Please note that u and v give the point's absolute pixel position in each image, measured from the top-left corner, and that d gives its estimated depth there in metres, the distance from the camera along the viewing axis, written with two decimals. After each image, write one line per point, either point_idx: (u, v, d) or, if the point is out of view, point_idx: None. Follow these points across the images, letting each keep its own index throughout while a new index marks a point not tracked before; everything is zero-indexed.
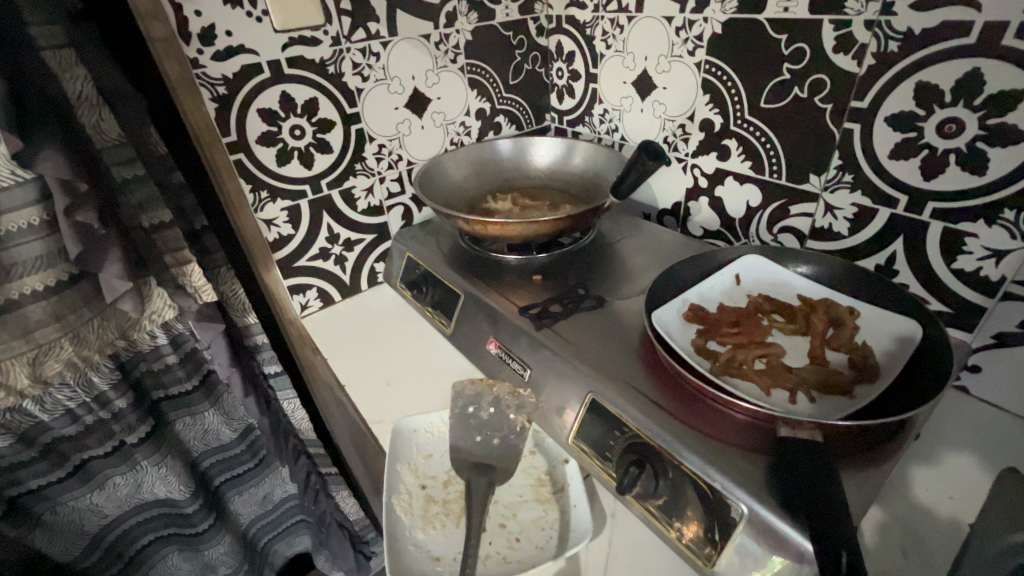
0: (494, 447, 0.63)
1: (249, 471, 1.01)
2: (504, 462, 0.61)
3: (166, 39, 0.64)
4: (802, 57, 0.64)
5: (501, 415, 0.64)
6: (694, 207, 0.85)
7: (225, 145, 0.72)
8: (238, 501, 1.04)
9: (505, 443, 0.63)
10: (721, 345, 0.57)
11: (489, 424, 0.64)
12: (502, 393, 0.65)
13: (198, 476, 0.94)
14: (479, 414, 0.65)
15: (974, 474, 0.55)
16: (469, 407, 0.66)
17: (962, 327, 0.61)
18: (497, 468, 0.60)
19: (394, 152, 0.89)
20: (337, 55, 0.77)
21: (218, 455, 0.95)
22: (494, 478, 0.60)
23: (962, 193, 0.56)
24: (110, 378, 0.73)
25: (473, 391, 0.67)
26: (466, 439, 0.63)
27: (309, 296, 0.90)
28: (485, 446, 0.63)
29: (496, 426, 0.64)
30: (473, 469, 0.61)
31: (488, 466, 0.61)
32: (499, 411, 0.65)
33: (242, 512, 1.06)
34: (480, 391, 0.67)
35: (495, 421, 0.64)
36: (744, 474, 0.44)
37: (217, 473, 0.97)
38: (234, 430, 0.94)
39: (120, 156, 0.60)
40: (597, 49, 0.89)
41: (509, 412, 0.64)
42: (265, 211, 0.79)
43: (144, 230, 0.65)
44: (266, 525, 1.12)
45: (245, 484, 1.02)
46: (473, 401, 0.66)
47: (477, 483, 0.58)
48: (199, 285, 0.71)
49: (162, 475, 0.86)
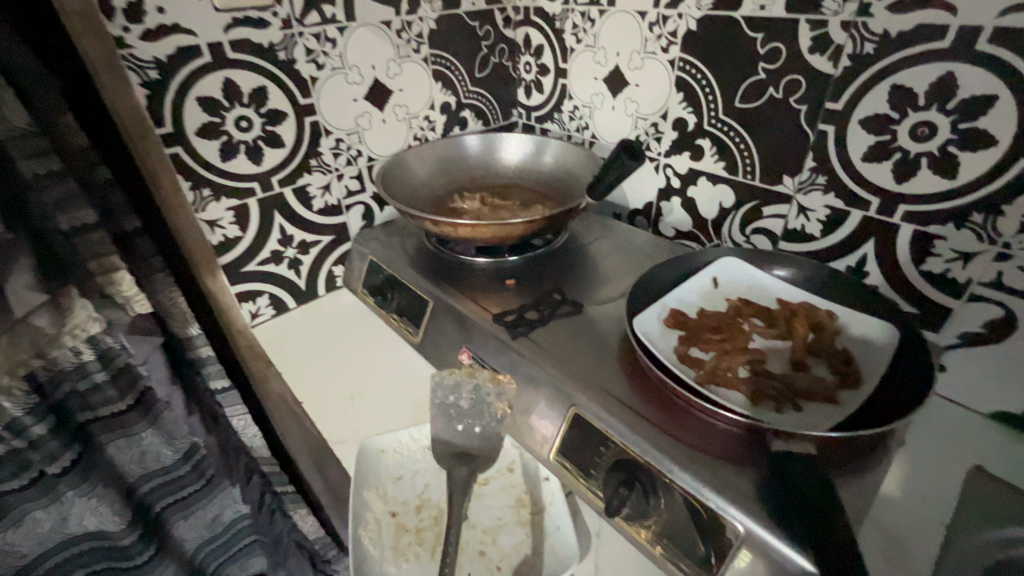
0: (476, 434, 0.59)
1: (197, 495, 0.91)
2: (483, 449, 0.59)
3: (85, 14, 0.55)
4: (777, 57, 0.63)
5: (481, 401, 0.60)
6: (666, 207, 0.84)
7: (158, 137, 0.64)
8: (183, 524, 0.94)
9: (486, 431, 0.59)
10: (703, 351, 0.55)
11: (469, 412, 0.60)
12: (483, 380, 0.60)
13: (135, 504, 0.84)
14: (459, 403, 0.61)
15: (946, 473, 0.56)
16: (449, 395, 0.62)
17: (929, 327, 0.62)
18: (478, 457, 0.59)
19: (353, 147, 0.82)
20: (288, 39, 0.70)
21: (159, 479, 0.85)
22: (475, 467, 0.58)
23: (932, 196, 0.56)
24: (26, 403, 0.63)
25: (452, 379, 0.62)
26: (447, 429, 0.60)
27: (260, 304, 0.83)
28: (468, 435, 0.60)
29: (478, 414, 0.60)
30: (455, 458, 0.59)
31: (469, 454, 0.59)
32: (478, 398, 0.60)
33: (188, 536, 0.97)
34: (458, 379, 0.62)
35: (476, 407, 0.60)
36: (737, 491, 0.42)
37: (158, 498, 0.87)
38: (177, 451, 0.83)
39: (30, 147, 0.51)
40: (568, 43, 0.86)
41: (489, 398, 0.59)
42: (207, 211, 0.72)
43: (62, 233, 0.55)
44: (215, 547, 1.03)
45: (191, 508, 0.92)
46: (452, 390, 0.62)
47: (456, 475, 0.57)
48: (130, 295, 0.63)
49: (90, 507, 0.76)
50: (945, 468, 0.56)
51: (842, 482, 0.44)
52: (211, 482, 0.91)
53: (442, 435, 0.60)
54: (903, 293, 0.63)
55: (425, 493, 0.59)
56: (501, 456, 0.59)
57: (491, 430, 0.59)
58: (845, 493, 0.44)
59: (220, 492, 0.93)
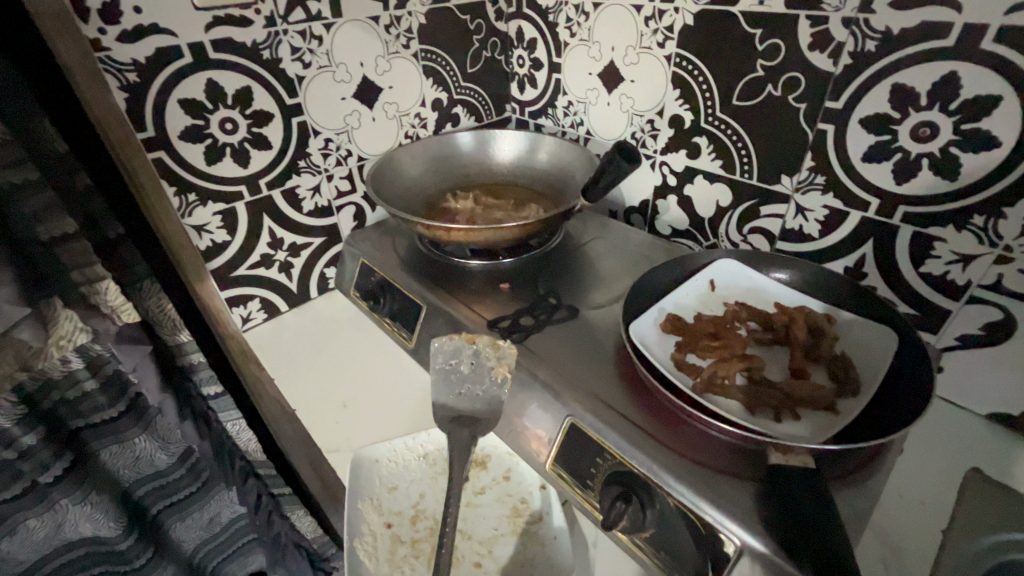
0: (479, 398, 0.60)
1: (193, 498, 0.91)
2: (488, 413, 0.59)
3: (58, 15, 0.53)
4: (776, 54, 0.61)
5: (481, 367, 0.61)
6: (662, 206, 0.82)
7: (140, 142, 0.63)
8: (180, 528, 0.94)
9: (488, 394, 0.60)
10: (700, 358, 0.54)
11: (470, 375, 0.62)
12: (483, 347, 0.61)
13: (131, 509, 0.84)
14: (459, 368, 0.63)
15: (944, 478, 0.56)
16: (451, 360, 0.63)
17: (928, 329, 0.61)
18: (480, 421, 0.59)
19: (342, 147, 0.80)
20: (273, 37, 0.68)
21: (154, 484, 0.85)
22: (477, 430, 0.59)
23: (933, 197, 0.55)
24: (14, 414, 0.62)
25: (452, 344, 0.64)
26: (448, 393, 0.62)
27: (251, 308, 0.82)
28: (470, 399, 0.61)
29: (477, 378, 0.61)
30: (456, 422, 0.60)
31: (473, 418, 0.59)
32: (478, 364, 0.61)
33: (186, 538, 0.96)
34: (459, 345, 0.63)
35: (476, 372, 0.61)
36: (735, 505, 0.42)
37: (153, 502, 0.87)
38: (171, 454, 0.83)
39: (6, 156, 0.49)
40: (561, 37, 0.84)
41: (489, 364, 0.60)
42: (194, 215, 0.71)
43: (43, 244, 0.54)
44: (213, 549, 1.03)
45: (188, 510, 0.92)
46: (454, 355, 0.64)
47: (458, 437, 0.58)
48: (117, 304, 0.61)
49: (85, 513, 0.76)
50: (942, 472, 0.56)
51: (838, 492, 0.44)
52: (207, 484, 0.91)
53: (444, 400, 0.62)
54: (901, 294, 0.62)
55: (420, 503, 0.58)
56: (496, 463, 0.59)
57: (494, 395, 0.59)
58: (842, 504, 0.43)
59: (218, 493, 0.94)
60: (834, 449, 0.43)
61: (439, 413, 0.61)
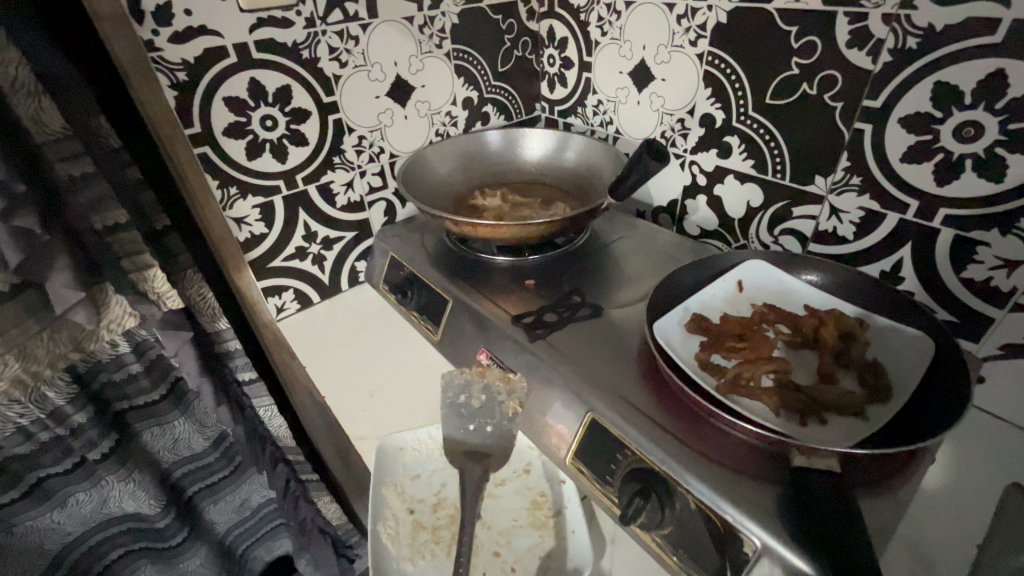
0: (488, 433, 0.61)
1: (229, 480, 0.96)
2: (497, 449, 0.60)
3: (116, 18, 0.57)
4: (812, 52, 0.60)
5: (492, 401, 0.61)
6: (691, 206, 0.82)
7: (187, 137, 0.66)
8: (214, 510, 0.98)
9: (498, 429, 0.61)
10: (725, 358, 0.54)
11: (481, 410, 0.62)
12: (493, 380, 0.61)
13: (170, 488, 0.88)
14: (470, 402, 0.63)
15: (982, 491, 0.53)
16: (460, 395, 0.64)
17: (968, 336, 0.59)
18: (492, 455, 0.60)
19: (375, 144, 0.83)
20: (312, 38, 0.70)
21: (193, 465, 0.89)
22: (488, 466, 0.59)
23: (977, 200, 0.53)
24: (67, 393, 0.66)
25: (463, 378, 0.65)
26: (460, 429, 0.61)
27: (285, 299, 0.85)
28: (480, 434, 0.61)
29: (489, 412, 0.61)
30: (469, 458, 0.60)
31: (484, 453, 0.60)
32: (489, 398, 0.61)
33: (218, 521, 1.01)
34: (470, 379, 0.63)
35: (488, 407, 0.61)
36: (755, 505, 0.41)
37: (191, 483, 0.91)
38: (206, 438, 0.87)
39: (65, 151, 0.53)
40: (592, 36, 0.84)
41: (500, 398, 0.61)
42: (235, 208, 0.74)
43: (96, 232, 0.58)
44: (244, 531, 1.07)
45: (220, 493, 0.97)
46: (463, 390, 0.64)
47: (470, 473, 0.58)
48: (163, 291, 0.65)
49: (129, 489, 0.81)
50: (979, 485, 0.54)
51: (863, 498, 0.43)
52: (242, 467, 0.96)
53: (453, 434, 0.61)
54: (940, 300, 0.60)
55: (442, 492, 0.59)
56: (517, 457, 0.60)
57: (505, 424, 0.60)
58: (867, 510, 0.43)
59: (250, 478, 0.98)
60: (861, 455, 0.42)
61: (449, 449, 0.60)
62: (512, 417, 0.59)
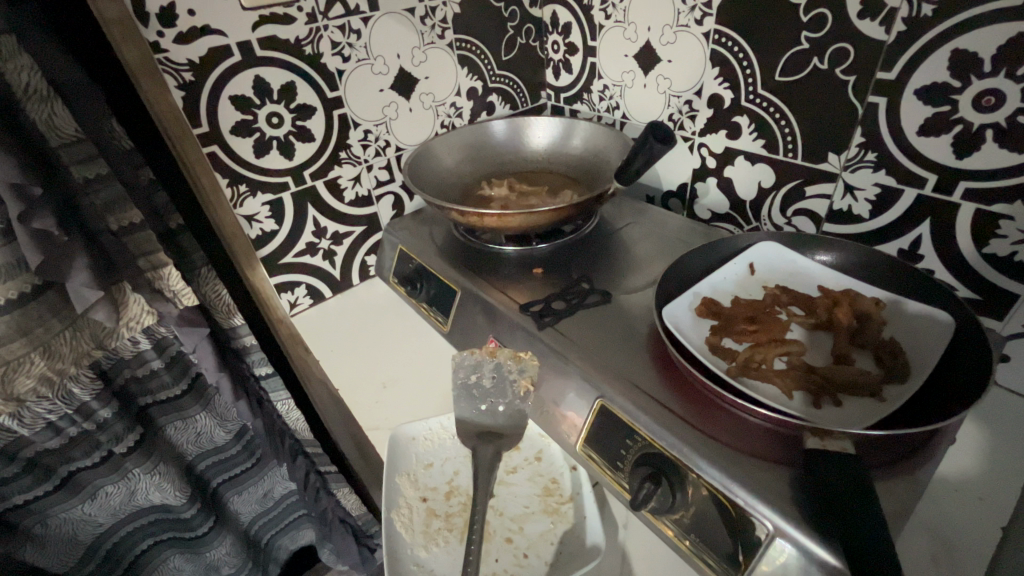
0: (500, 413, 0.61)
1: (252, 472, 0.98)
2: (510, 428, 0.60)
3: (121, 21, 0.57)
4: (822, 25, 0.58)
5: (503, 380, 0.61)
6: (701, 189, 0.80)
7: (196, 137, 0.67)
8: (238, 501, 1.01)
9: (510, 409, 0.61)
10: (736, 342, 0.53)
11: (492, 390, 0.62)
12: (503, 359, 0.61)
13: (195, 480, 0.91)
14: (481, 383, 0.63)
15: (1007, 472, 0.52)
16: (471, 376, 0.63)
17: (991, 314, 0.57)
18: (504, 435, 0.60)
19: (381, 138, 0.83)
20: (314, 33, 0.71)
21: (217, 457, 0.91)
22: (501, 446, 0.59)
23: (1000, 171, 0.51)
24: (92, 389, 0.69)
25: (474, 359, 0.64)
26: (471, 409, 0.62)
27: (298, 294, 0.85)
28: (492, 415, 0.61)
29: (500, 393, 0.61)
30: (481, 437, 0.60)
31: (496, 432, 0.60)
32: (500, 377, 0.61)
33: (243, 512, 1.03)
34: (481, 359, 0.63)
35: (499, 387, 0.61)
36: (767, 491, 0.41)
37: (215, 475, 0.94)
38: (228, 432, 0.89)
39: (79, 153, 0.54)
40: (596, 19, 0.83)
41: (511, 376, 0.60)
42: (245, 206, 0.74)
43: (113, 233, 0.59)
44: (269, 520, 1.09)
45: (244, 485, 0.99)
46: (474, 369, 0.64)
47: (483, 453, 0.58)
48: (178, 289, 0.66)
49: (155, 482, 0.83)
50: (1005, 467, 0.52)
51: (877, 479, 0.42)
52: (264, 459, 0.98)
53: (465, 414, 0.61)
54: (962, 278, 0.58)
55: (454, 480, 0.59)
56: (528, 444, 0.60)
57: (518, 404, 0.60)
58: (883, 493, 0.41)
59: (273, 469, 1.00)
60: (875, 437, 0.41)
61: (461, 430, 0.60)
62: (524, 401, 0.59)
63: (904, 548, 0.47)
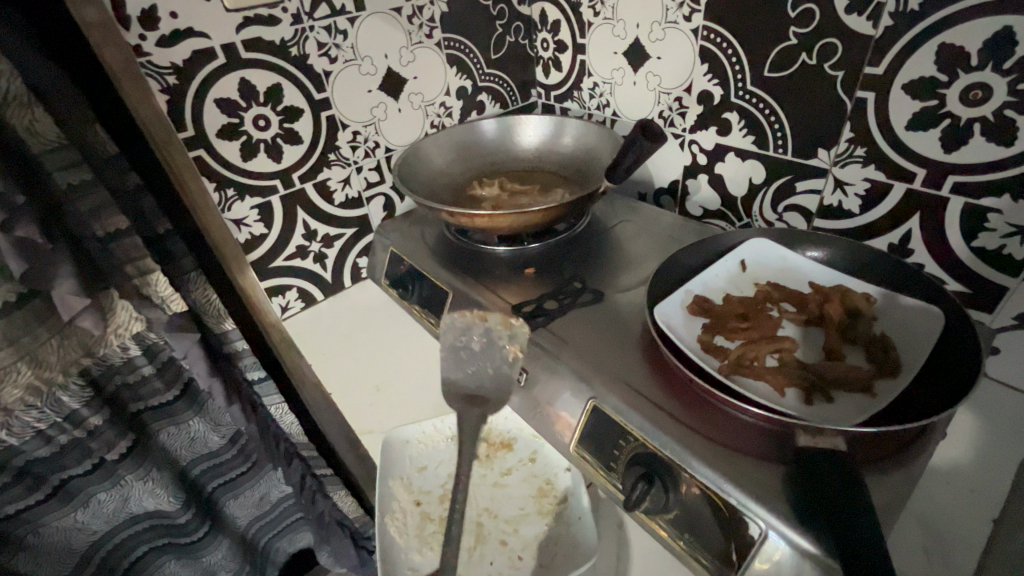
0: (487, 377, 0.62)
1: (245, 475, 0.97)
2: (495, 393, 0.61)
3: (101, 24, 0.56)
4: (810, 20, 0.58)
5: (491, 345, 0.63)
6: (692, 186, 0.80)
7: (182, 142, 0.66)
8: (233, 504, 1.00)
9: (496, 373, 0.61)
10: (728, 340, 0.53)
11: (481, 353, 0.64)
12: (493, 323, 0.63)
13: (189, 485, 0.90)
14: (471, 344, 0.66)
15: (997, 464, 0.52)
16: (460, 338, 0.67)
17: (980, 307, 0.57)
18: (489, 400, 0.60)
19: (370, 139, 0.82)
20: (300, 34, 0.70)
21: (210, 461, 0.90)
22: (485, 409, 0.60)
23: (989, 165, 0.52)
24: (82, 396, 0.68)
25: (463, 322, 0.67)
26: (459, 371, 0.65)
27: (289, 298, 0.85)
28: (479, 378, 0.63)
29: (489, 358, 0.62)
30: (466, 400, 0.62)
31: (480, 397, 0.61)
32: (489, 341, 0.63)
33: (239, 515, 1.03)
34: (470, 323, 0.66)
35: (487, 352, 0.63)
36: (760, 491, 0.41)
37: (209, 479, 0.93)
38: (222, 436, 0.88)
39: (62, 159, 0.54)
40: (585, 16, 0.82)
41: (500, 342, 0.62)
42: (233, 210, 0.73)
43: (99, 239, 0.59)
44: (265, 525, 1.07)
45: (239, 488, 0.98)
46: (463, 332, 0.67)
47: (467, 415, 0.59)
48: (166, 295, 0.66)
49: (147, 488, 0.82)
50: (996, 459, 0.53)
51: (870, 475, 0.42)
52: (257, 460, 0.96)
53: (453, 375, 0.65)
54: (951, 271, 0.58)
55: (448, 483, 0.59)
56: (522, 446, 0.60)
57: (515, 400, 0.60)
58: (876, 488, 0.41)
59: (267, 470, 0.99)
60: (868, 433, 0.41)
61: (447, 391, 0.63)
62: (512, 366, 0.59)
63: (896, 544, 0.47)
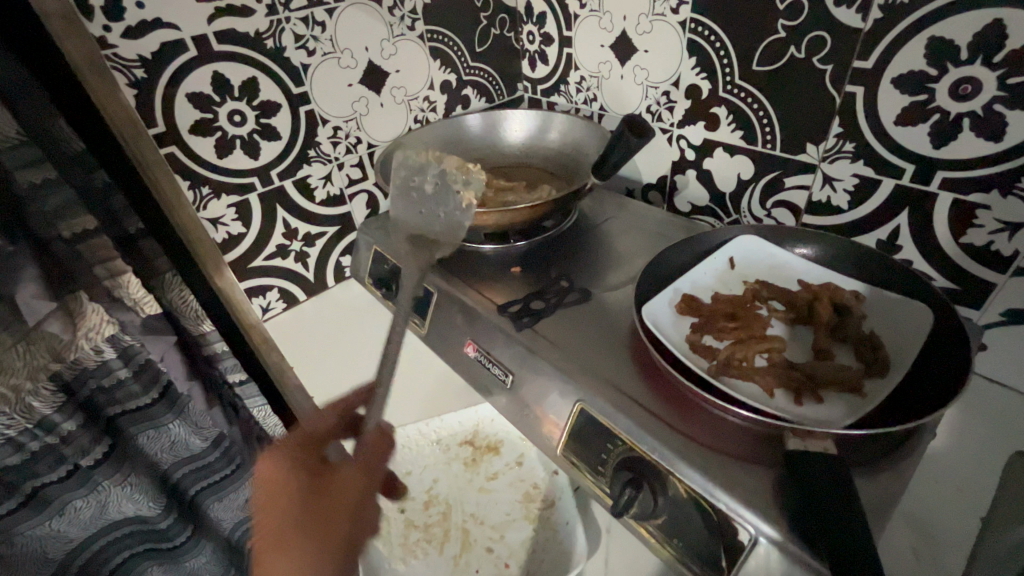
0: (438, 219, 0.69)
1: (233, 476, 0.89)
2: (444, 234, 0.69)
3: (63, 15, 0.55)
4: (798, 13, 0.57)
5: (445, 188, 0.69)
6: (680, 181, 0.79)
7: (152, 137, 0.64)
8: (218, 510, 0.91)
9: (447, 214, 0.68)
10: (717, 340, 0.52)
11: (432, 193, 0.69)
12: (449, 168, 0.71)
13: (174, 489, 0.82)
14: (423, 186, 0.70)
15: (986, 462, 0.52)
16: (413, 175, 0.70)
17: (967, 303, 0.57)
18: (437, 241, 0.68)
19: (351, 134, 0.80)
20: (275, 26, 0.67)
21: (194, 465, 0.82)
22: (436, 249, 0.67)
23: (978, 160, 0.51)
24: (54, 401, 0.61)
25: (421, 162, 0.72)
26: (410, 208, 0.69)
27: (271, 298, 0.83)
28: (427, 219, 0.69)
29: (442, 201, 0.69)
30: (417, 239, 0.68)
31: (434, 238, 0.68)
32: (442, 184, 0.70)
33: (224, 521, 0.93)
34: (427, 164, 0.72)
35: (440, 194, 0.70)
36: (750, 497, 0.40)
37: (192, 483, 0.84)
38: (205, 438, 0.80)
39: (22, 156, 0.51)
40: (571, 9, 0.81)
41: (455, 187, 0.69)
42: (209, 208, 0.71)
43: (65, 240, 0.56)
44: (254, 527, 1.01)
45: (226, 493, 0.89)
46: (419, 172, 0.71)
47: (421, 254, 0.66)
48: (139, 297, 0.64)
49: (127, 493, 0.75)
50: (985, 457, 0.52)
51: (860, 475, 0.41)
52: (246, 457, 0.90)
53: (409, 216, 0.69)
54: (939, 267, 0.58)
55: (433, 489, 0.58)
56: (509, 450, 0.59)
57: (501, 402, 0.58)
58: (867, 489, 0.40)
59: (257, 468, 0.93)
60: (857, 435, 0.40)
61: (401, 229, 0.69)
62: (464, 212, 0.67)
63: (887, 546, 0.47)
